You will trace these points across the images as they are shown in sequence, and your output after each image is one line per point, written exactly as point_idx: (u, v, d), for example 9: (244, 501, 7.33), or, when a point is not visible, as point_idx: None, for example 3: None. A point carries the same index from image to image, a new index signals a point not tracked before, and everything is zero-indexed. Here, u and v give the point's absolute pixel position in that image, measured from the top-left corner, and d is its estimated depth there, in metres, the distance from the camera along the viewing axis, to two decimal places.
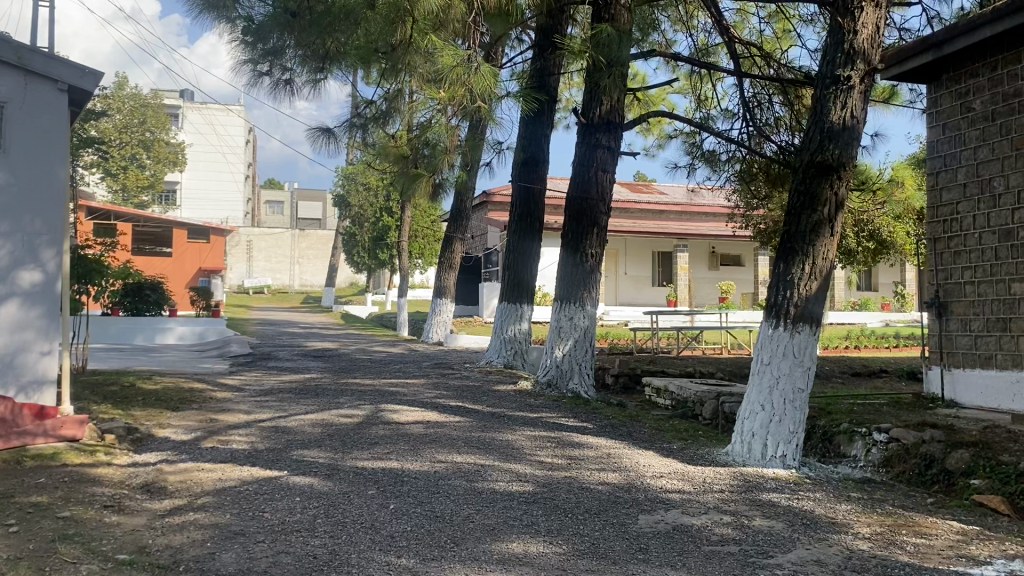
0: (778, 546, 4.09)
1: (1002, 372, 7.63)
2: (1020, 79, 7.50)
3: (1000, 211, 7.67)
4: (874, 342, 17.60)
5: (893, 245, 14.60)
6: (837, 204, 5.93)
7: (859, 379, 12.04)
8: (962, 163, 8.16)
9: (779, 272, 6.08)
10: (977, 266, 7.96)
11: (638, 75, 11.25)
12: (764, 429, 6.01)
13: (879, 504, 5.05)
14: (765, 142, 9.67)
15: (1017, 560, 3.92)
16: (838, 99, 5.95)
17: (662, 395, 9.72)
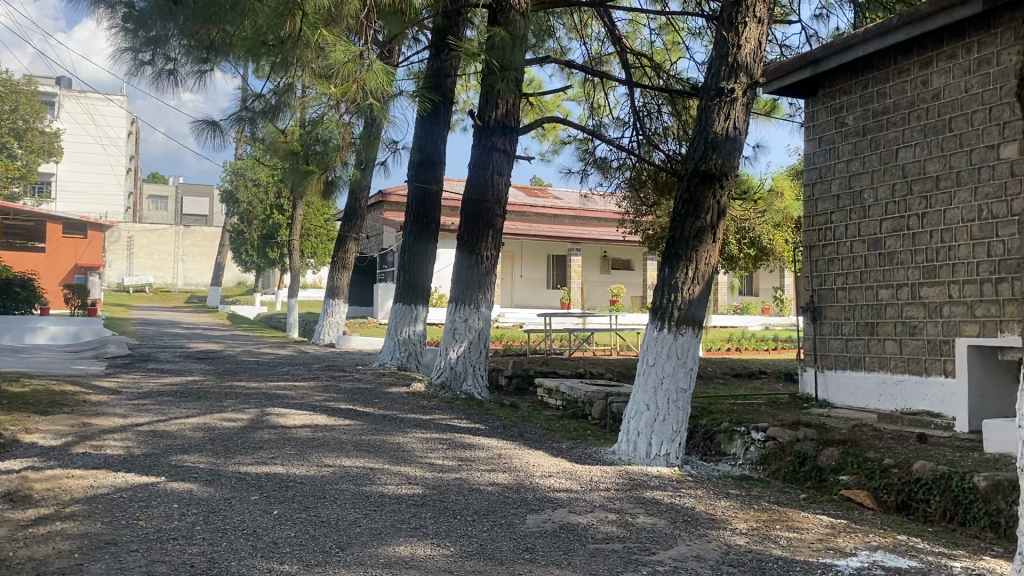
0: (659, 543, 4.21)
1: (869, 373, 8.08)
2: (888, 97, 7.98)
3: (870, 221, 8.13)
4: (753, 344, 18.42)
5: (772, 253, 15.29)
6: (719, 212, 6.14)
7: (740, 380, 12.53)
8: (835, 175, 8.60)
9: (664, 277, 6.24)
10: (848, 274, 8.41)
11: (534, 81, 11.38)
12: (649, 428, 6.17)
13: (756, 500, 5.26)
14: (654, 151, 9.94)
15: (880, 551, 4.14)
16: (721, 111, 6.18)
17: (554, 395, 9.85)
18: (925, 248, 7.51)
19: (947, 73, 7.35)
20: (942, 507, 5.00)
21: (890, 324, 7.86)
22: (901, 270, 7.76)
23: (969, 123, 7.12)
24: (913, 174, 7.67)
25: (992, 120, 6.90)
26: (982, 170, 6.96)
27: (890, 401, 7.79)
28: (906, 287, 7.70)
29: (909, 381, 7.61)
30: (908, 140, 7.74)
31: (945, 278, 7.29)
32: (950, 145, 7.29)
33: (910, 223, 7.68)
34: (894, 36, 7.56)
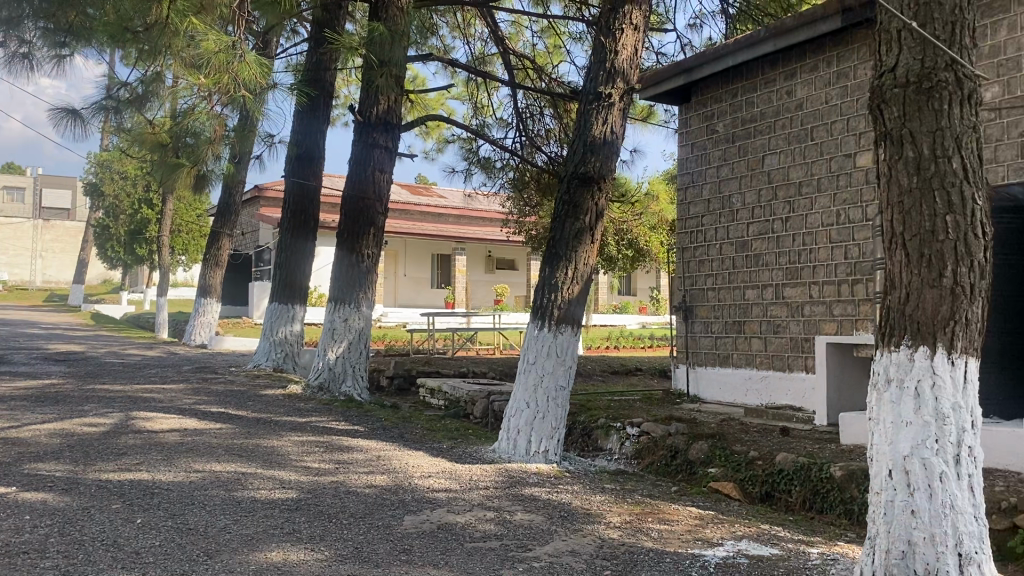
0: (536, 539, 4.26)
1: (737, 369, 8.43)
2: (755, 106, 8.36)
3: (738, 224, 8.50)
4: (631, 342, 18.95)
5: (649, 254, 15.75)
6: (596, 214, 6.27)
7: (617, 376, 12.85)
8: (706, 179, 8.93)
9: (545, 276, 6.30)
10: (717, 275, 8.75)
11: (417, 78, 11.31)
12: (529, 426, 6.23)
13: (629, 494, 5.40)
14: (537, 152, 10.04)
15: (744, 540, 4.33)
16: (599, 114, 6.30)
17: (435, 395, 9.83)
18: (788, 251, 7.90)
19: (810, 84, 7.76)
20: (802, 496, 5.28)
21: (756, 322, 8.23)
22: (766, 271, 8.14)
23: (829, 133, 7.53)
24: (778, 179, 8.06)
25: (849, 130, 7.33)
26: (840, 177, 7.39)
27: (756, 396, 8.16)
28: (771, 288, 8.08)
29: (773, 376, 7.99)
30: (774, 148, 8.12)
31: (806, 279, 7.70)
32: (811, 153, 7.70)
33: (774, 227, 8.07)
34: (761, 48, 7.92)
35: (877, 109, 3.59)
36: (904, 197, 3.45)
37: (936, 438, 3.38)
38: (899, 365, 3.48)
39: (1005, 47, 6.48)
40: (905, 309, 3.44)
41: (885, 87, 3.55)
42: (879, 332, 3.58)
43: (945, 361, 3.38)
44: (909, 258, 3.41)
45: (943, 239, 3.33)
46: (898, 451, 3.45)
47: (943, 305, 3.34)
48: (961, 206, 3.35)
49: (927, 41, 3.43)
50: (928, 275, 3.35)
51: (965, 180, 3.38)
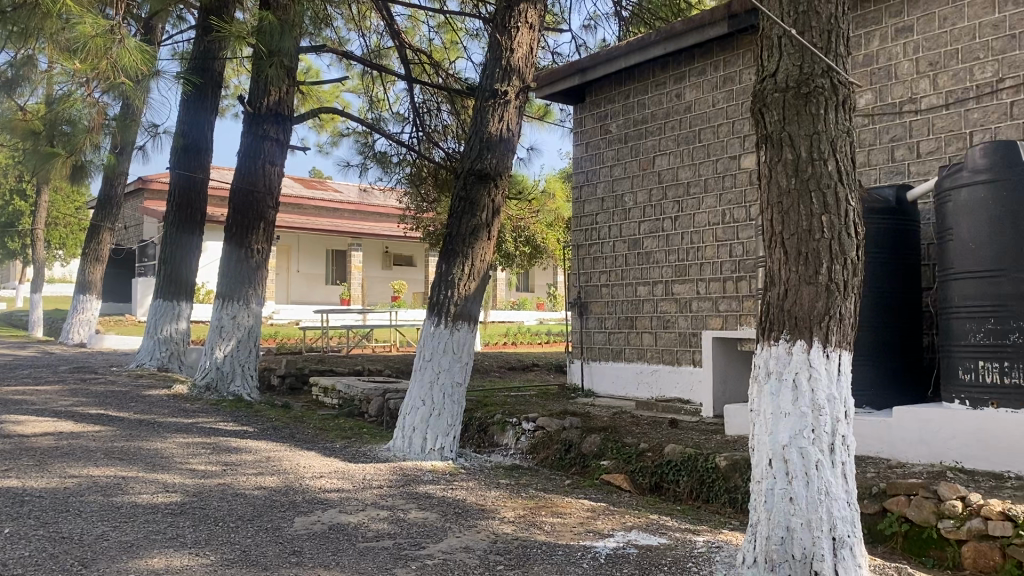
0: (430, 537, 4.24)
1: (630, 364, 8.61)
2: (647, 108, 8.56)
3: (630, 222, 8.68)
4: (528, 338, 19.14)
5: (546, 251, 15.92)
6: (493, 211, 6.29)
7: (514, 372, 12.94)
8: (600, 178, 9.10)
9: (441, 273, 6.27)
10: (611, 272, 8.92)
11: (311, 70, 11.08)
12: (424, 423, 6.20)
13: (523, 488, 5.45)
14: (434, 148, 9.98)
15: (633, 531, 4.43)
16: (495, 111, 6.32)
17: (328, 394, 9.66)
18: (677, 249, 8.13)
19: (698, 87, 8.00)
20: (689, 486, 5.45)
21: (647, 318, 8.43)
22: (656, 268, 8.36)
23: (716, 135, 7.79)
24: (667, 179, 8.28)
25: (735, 133, 7.60)
26: (726, 178, 7.65)
27: (647, 389, 8.35)
28: (661, 284, 8.30)
29: (663, 370, 8.20)
30: (664, 149, 8.34)
31: (693, 276, 7.94)
32: (699, 154, 7.94)
33: (664, 225, 8.28)
34: (652, 50, 8.11)
35: (759, 112, 3.73)
36: (783, 197, 3.59)
37: (812, 428, 3.54)
38: (778, 358, 3.63)
39: (878, 56, 6.85)
40: (784, 304, 3.59)
41: (767, 91, 3.70)
42: (759, 327, 3.73)
43: (820, 354, 3.54)
44: (788, 256, 3.56)
45: (819, 238, 3.49)
46: (777, 441, 3.60)
47: (818, 301, 3.50)
48: (836, 206, 3.52)
49: (805, 48, 3.59)
50: (805, 272, 3.50)
51: (839, 182, 3.54)
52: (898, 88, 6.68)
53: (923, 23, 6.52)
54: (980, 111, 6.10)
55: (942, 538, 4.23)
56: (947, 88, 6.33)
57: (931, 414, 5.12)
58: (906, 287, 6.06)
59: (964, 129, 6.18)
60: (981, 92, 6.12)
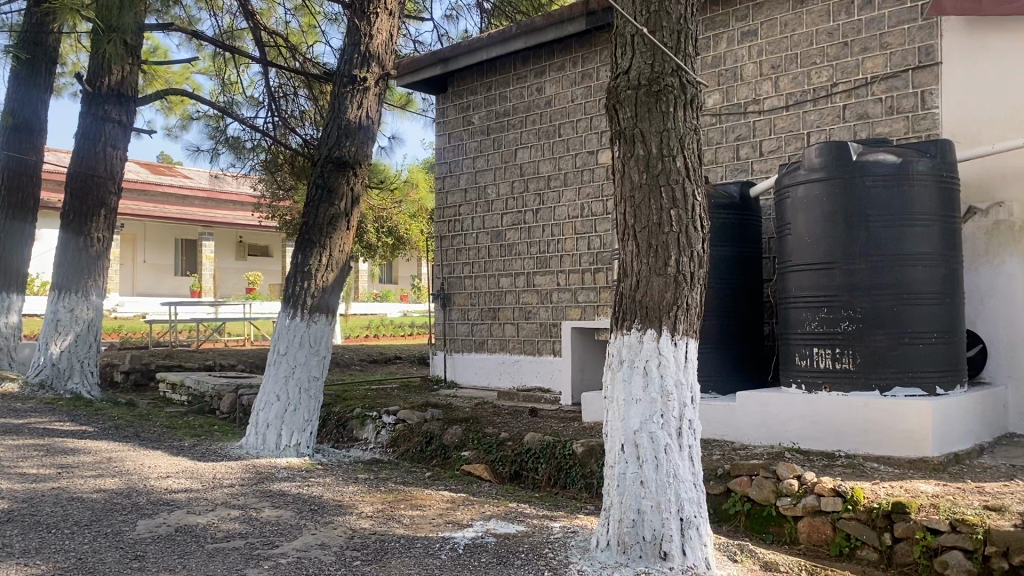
0: (283, 535, 4.12)
1: (492, 355, 8.66)
2: (508, 100, 8.62)
3: (493, 214, 8.73)
4: (391, 330, 18.96)
5: (408, 242, 15.78)
6: (352, 200, 6.17)
7: (376, 365, 12.77)
8: (462, 170, 9.10)
9: (296, 264, 6.09)
10: (473, 263, 8.94)
11: (158, 49, 10.52)
12: (278, 419, 6.02)
13: (383, 482, 5.39)
14: (290, 135, 9.66)
15: (492, 520, 4.46)
16: (354, 98, 6.19)
17: (178, 390, 9.22)
18: (538, 241, 8.24)
19: (558, 82, 8.13)
20: (548, 474, 5.54)
21: (509, 309, 8.50)
22: (518, 260, 8.44)
23: (574, 130, 7.95)
24: (528, 172, 8.38)
25: (592, 128, 7.78)
26: (584, 172, 7.84)
27: (509, 379, 8.43)
28: (523, 276, 8.39)
29: (524, 361, 8.30)
30: (525, 142, 8.43)
31: (554, 268, 8.07)
32: (559, 148, 8.08)
33: (526, 218, 8.38)
34: (513, 44, 8.16)
35: (613, 108, 3.82)
36: (635, 191, 3.69)
37: (661, 413, 3.68)
38: (630, 347, 3.74)
39: (725, 58, 7.17)
40: (636, 295, 3.70)
41: (620, 88, 3.79)
42: (613, 318, 3.83)
43: (669, 342, 3.68)
44: (639, 249, 3.66)
45: (668, 232, 3.62)
46: (629, 427, 3.71)
47: (667, 291, 3.63)
48: (684, 201, 3.65)
49: (656, 47, 3.70)
50: (655, 264, 3.62)
51: (687, 178, 3.68)
52: (743, 89, 7.01)
53: (766, 28, 6.87)
54: (817, 113, 6.51)
55: (780, 515, 4.49)
56: (787, 90, 6.70)
57: (771, 399, 5.45)
58: (749, 279, 6.39)
59: (802, 130, 6.58)
60: (817, 96, 6.52)
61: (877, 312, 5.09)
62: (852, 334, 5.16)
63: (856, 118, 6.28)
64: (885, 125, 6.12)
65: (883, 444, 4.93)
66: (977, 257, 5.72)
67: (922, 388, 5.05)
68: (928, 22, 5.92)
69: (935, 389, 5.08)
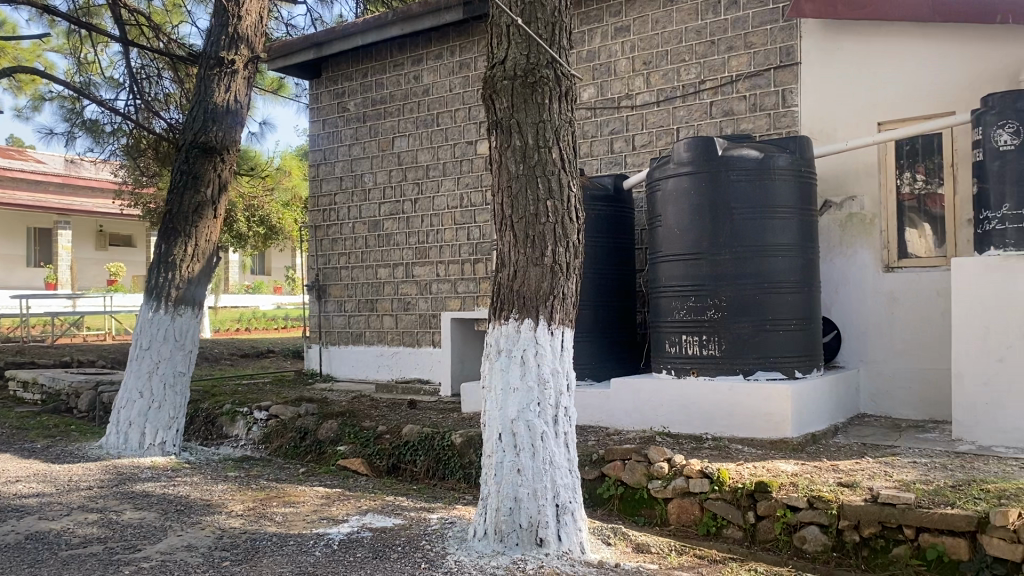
0: (147, 538, 3.92)
1: (369, 347, 8.52)
2: (384, 88, 8.50)
3: (370, 204, 8.60)
4: (264, 324, 18.45)
5: (281, 231, 15.35)
6: (219, 186, 5.94)
7: (247, 359, 12.35)
8: (338, 158, 8.91)
9: (160, 253, 5.80)
10: (349, 254, 8.78)
11: (5, 24, 9.79)
12: (142, 417, 5.74)
13: (254, 480, 5.22)
14: (154, 119, 9.18)
15: (368, 514, 4.40)
16: (221, 81, 5.95)
17: (30, 388, 8.64)
18: (416, 231, 8.17)
19: (435, 71, 8.08)
20: (426, 465, 5.51)
21: (387, 300, 8.39)
22: (397, 250, 8.34)
23: (453, 119, 7.93)
24: (406, 161, 8.30)
25: (470, 119, 7.79)
26: (462, 163, 7.83)
27: (387, 371, 8.31)
28: (401, 266, 8.30)
29: (402, 353, 8.21)
30: (402, 130, 8.34)
31: (433, 258, 8.03)
32: (437, 138, 8.04)
33: (404, 208, 8.30)
34: (389, 31, 8.03)
35: (489, 99, 3.80)
36: (512, 181, 3.70)
37: (538, 401, 3.71)
38: (508, 337, 3.76)
39: (599, 53, 7.29)
40: (513, 285, 3.72)
41: (496, 78, 3.78)
42: (490, 307, 3.83)
43: (545, 331, 3.72)
44: (517, 239, 3.68)
45: (545, 222, 3.65)
46: (506, 416, 3.73)
47: (544, 281, 3.66)
48: (559, 192, 3.69)
49: (531, 39, 3.72)
50: (532, 254, 3.64)
51: (563, 169, 3.72)
52: (617, 84, 7.15)
53: (639, 24, 7.03)
54: (686, 109, 6.72)
55: (651, 498, 4.63)
56: (658, 86, 6.89)
57: (644, 385, 5.62)
58: (623, 268, 6.56)
59: (673, 125, 6.79)
60: (686, 92, 6.73)
61: (741, 300, 5.32)
62: (718, 322, 5.36)
63: (722, 115, 6.52)
64: (749, 122, 6.39)
65: (748, 426, 5.16)
66: (832, 248, 6.06)
67: (783, 372, 5.31)
68: (789, 23, 6.21)
69: (794, 373, 5.35)
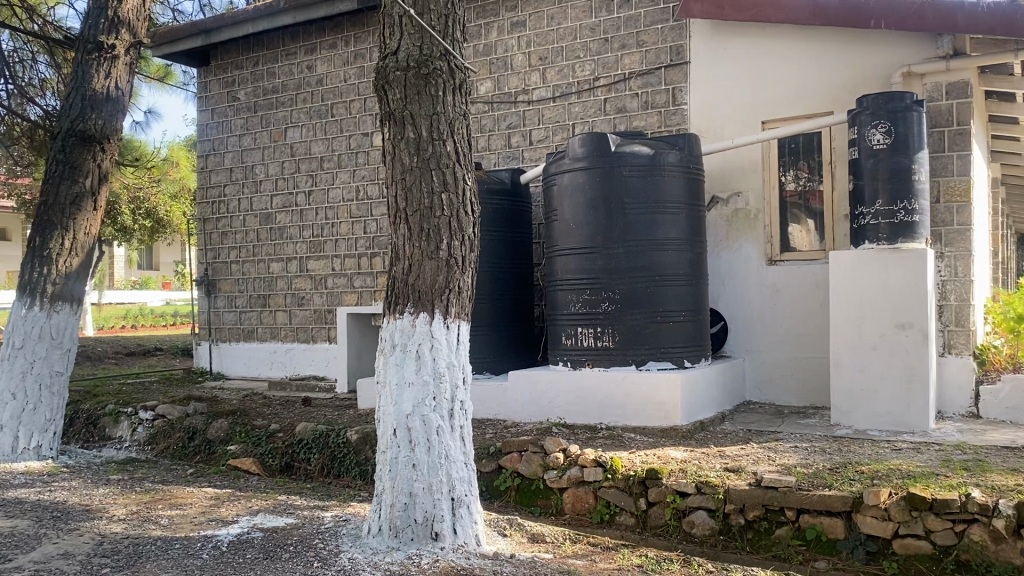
0: (19, 547, 3.72)
1: (262, 344, 8.30)
2: (277, 77, 8.29)
3: (261, 196, 8.38)
4: (151, 320, 17.79)
5: (168, 224, 14.79)
6: (100, 177, 5.68)
7: (132, 358, 11.85)
8: (228, 148, 8.64)
9: (33, 247, 5.50)
10: (240, 247, 8.53)
11: None
12: (14, 421, 5.41)
13: (138, 482, 5.02)
14: (28, 105, 8.69)
15: (259, 514, 4.29)
16: (101, 67, 5.67)
17: None
18: (310, 225, 8.02)
19: (329, 61, 7.93)
20: (320, 463, 5.41)
21: (280, 295, 8.20)
22: (290, 244, 8.16)
23: (348, 110, 7.82)
24: (299, 153, 8.13)
25: (365, 110, 7.69)
26: (358, 154, 7.73)
27: (281, 368, 8.12)
28: (295, 261, 8.12)
29: (296, 349, 8.03)
30: (295, 121, 8.17)
31: (328, 252, 7.89)
32: (332, 129, 7.92)
33: (297, 200, 8.12)
34: (281, 19, 7.83)
35: (382, 89, 3.75)
36: (406, 174, 3.66)
37: (433, 396, 3.70)
38: (403, 331, 3.72)
39: (495, 47, 7.30)
40: (408, 279, 3.68)
41: (388, 69, 3.72)
42: (384, 301, 3.78)
43: (440, 326, 3.70)
44: (411, 232, 3.64)
45: (440, 215, 3.63)
46: (401, 411, 3.69)
47: (440, 275, 3.65)
48: (454, 185, 3.67)
49: (424, 30, 3.69)
50: (427, 247, 3.62)
51: (457, 162, 3.71)
52: (513, 79, 7.18)
53: (534, 19, 7.08)
54: (580, 105, 6.82)
55: (547, 488, 4.68)
56: (554, 82, 6.96)
57: (541, 378, 5.67)
58: (519, 262, 6.60)
59: (568, 120, 6.87)
60: (581, 88, 6.82)
61: (634, 292, 5.43)
62: (612, 314, 5.46)
63: (615, 111, 6.64)
64: (641, 119, 6.53)
65: (640, 415, 5.28)
66: (720, 242, 6.26)
67: (673, 362, 5.47)
68: (679, 23, 6.37)
69: (684, 363, 5.51)
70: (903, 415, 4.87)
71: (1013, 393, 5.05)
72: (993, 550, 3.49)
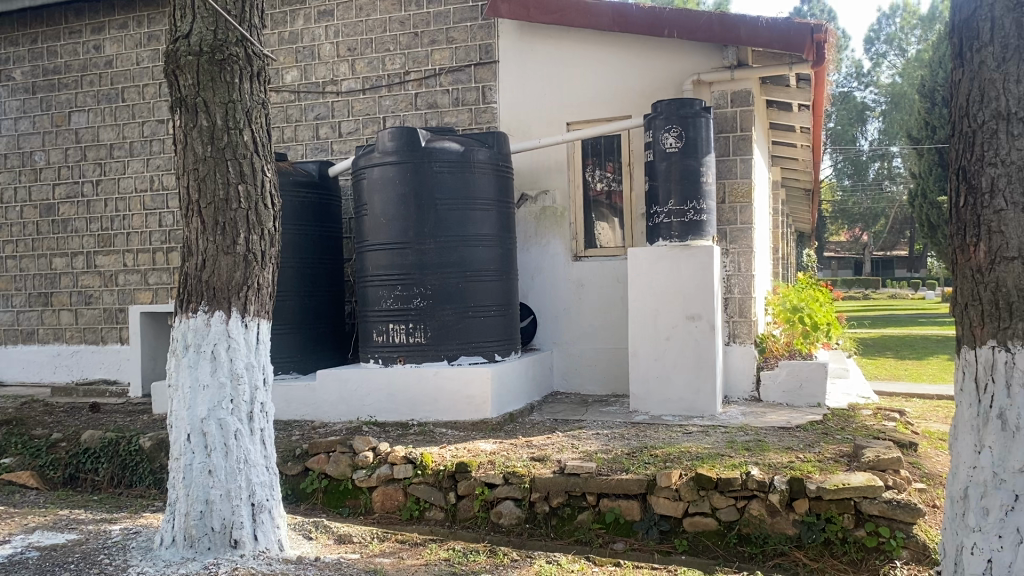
0: None
1: (42, 347, 7.63)
2: (58, 57, 7.64)
3: (41, 185, 7.70)
4: None
5: None
6: None
7: None
8: (2, 132, 7.86)
9: None
10: (16, 241, 7.79)
11: None
12: None
13: None
14: None
15: (35, 532, 3.94)
16: None
17: None
18: (99, 217, 7.47)
19: (119, 42, 7.42)
20: (110, 473, 5.05)
21: (64, 294, 7.57)
22: (75, 238, 7.55)
23: (141, 95, 7.35)
24: (86, 139, 7.54)
25: (160, 96, 7.26)
26: (152, 143, 7.30)
27: (65, 373, 7.50)
28: (81, 256, 7.53)
29: (83, 351, 7.45)
30: (80, 105, 7.57)
31: (119, 247, 7.39)
32: (123, 115, 7.42)
33: (83, 190, 7.54)
34: None
35: (172, 74, 3.52)
36: (199, 164, 3.46)
37: (230, 398, 3.54)
38: (196, 331, 3.52)
39: (302, 36, 7.10)
40: (202, 275, 3.49)
41: (178, 53, 3.50)
42: (176, 300, 3.57)
43: (238, 325, 3.54)
44: (205, 226, 3.45)
45: (236, 208, 3.46)
46: (195, 415, 3.50)
47: (237, 271, 3.48)
48: (252, 176, 3.52)
49: (219, 14, 3.50)
50: (222, 241, 3.44)
51: (254, 153, 3.55)
52: (320, 69, 7.01)
53: (342, 9, 6.94)
54: (390, 99, 6.76)
55: (356, 488, 4.61)
56: (363, 74, 6.86)
57: (350, 376, 5.57)
58: (328, 258, 6.45)
59: (378, 114, 6.80)
60: (391, 82, 6.76)
61: (445, 287, 5.46)
62: (423, 309, 5.45)
63: (426, 107, 6.64)
64: (452, 115, 6.57)
65: (450, 410, 5.33)
66: (528, 238, 6.41)
67: (483, 356, 5.54)
68: (487, 22, 6.46)
69: (494, 357, 5.60)
70: (694, 401, 5.20)
71: (788, 377, 5.52)
72: (769, 522, 3.80)
